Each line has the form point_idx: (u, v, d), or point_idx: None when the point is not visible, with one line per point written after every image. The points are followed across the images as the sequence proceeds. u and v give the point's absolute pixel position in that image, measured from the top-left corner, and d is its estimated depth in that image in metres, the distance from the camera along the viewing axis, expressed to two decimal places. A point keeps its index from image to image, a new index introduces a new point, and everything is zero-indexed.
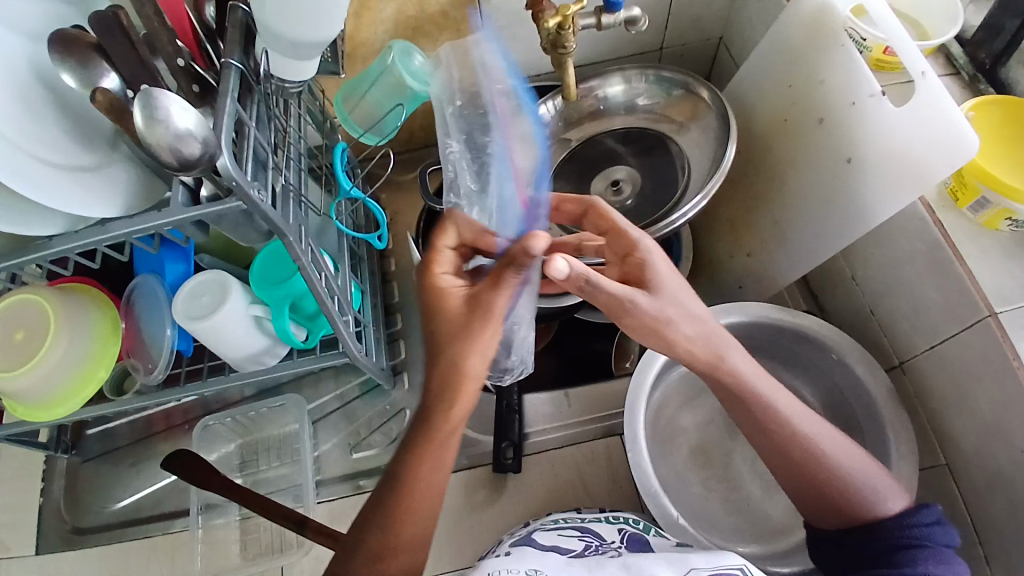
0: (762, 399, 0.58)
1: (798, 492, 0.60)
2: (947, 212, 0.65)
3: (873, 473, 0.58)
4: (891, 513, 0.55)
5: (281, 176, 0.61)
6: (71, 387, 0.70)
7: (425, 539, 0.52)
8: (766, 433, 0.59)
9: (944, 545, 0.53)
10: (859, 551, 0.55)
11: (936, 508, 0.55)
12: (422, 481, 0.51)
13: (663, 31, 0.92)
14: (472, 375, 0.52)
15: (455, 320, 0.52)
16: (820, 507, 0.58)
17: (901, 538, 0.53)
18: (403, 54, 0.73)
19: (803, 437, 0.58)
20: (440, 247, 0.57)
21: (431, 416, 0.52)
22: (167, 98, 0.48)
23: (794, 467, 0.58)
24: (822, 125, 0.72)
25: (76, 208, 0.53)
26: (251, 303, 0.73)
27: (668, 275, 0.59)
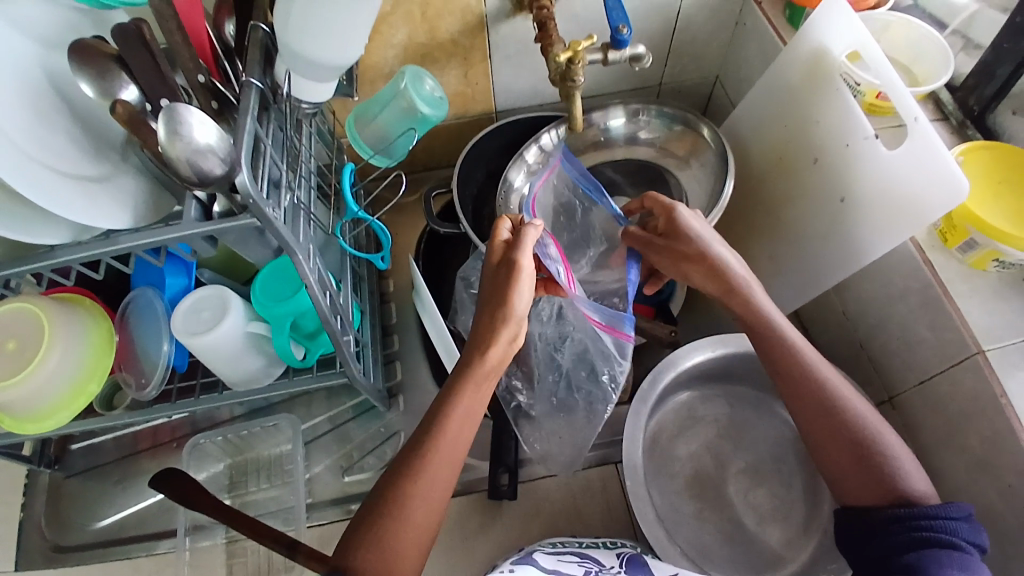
0: (778, 332, 0.65)
1: (818, 442, 0.62)
2: (937, 251, 0.68)
3: (893, 458, 0.59)
4: (916, 506, 0.55)
5: (292, 194, 0.62)
6: (65, 400, 0.69)
7: (441, 493, 0.55)
8: (780, 370, 0.65)
9: (970, 543, 0.52)
10: (882, 546, 0.54)
11: (965, 505, 0.54)
12: (457, 422, 0.56)
13: (663, 67, 0.95)
14: (511, 322, 0.57)
15: (495, 273, 0.59)
16: (843, 464, 0.60)
17: (928, 534, 0.52)
18: (414, 78, 0.74)
19: (824, 394, 0.62)
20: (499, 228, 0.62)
21: (471, 357, 0.57)
22: (189, 113, 0.48)
23: (809, 409, 0.63)
24: (817, 164, 0.75)
25: (89, 219, 0.52)
26: (251, 320, 0.73)
27: (696, 219, 0.68)
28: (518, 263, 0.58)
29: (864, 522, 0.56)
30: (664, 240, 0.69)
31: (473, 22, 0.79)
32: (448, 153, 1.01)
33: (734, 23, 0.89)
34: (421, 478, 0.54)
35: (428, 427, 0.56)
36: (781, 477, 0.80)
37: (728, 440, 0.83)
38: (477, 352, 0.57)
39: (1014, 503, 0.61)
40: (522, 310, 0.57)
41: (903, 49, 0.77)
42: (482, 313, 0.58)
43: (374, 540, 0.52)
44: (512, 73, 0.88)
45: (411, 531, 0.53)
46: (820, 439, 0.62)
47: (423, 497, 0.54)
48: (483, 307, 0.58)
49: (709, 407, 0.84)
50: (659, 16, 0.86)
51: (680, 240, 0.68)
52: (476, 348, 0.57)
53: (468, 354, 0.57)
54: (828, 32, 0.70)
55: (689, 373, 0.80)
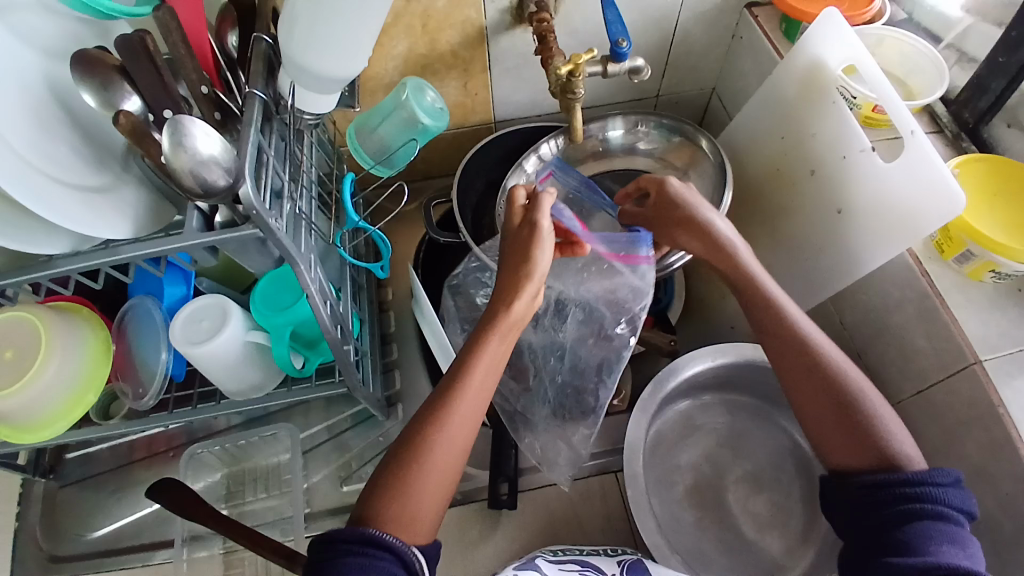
0: (772, 300, 0.65)
1: (806, 408, 0.62)
2: (933, 262, 0.69)
3: (886, 428, 0.58)
4: (906, 471, 0.54)
5: (294, 204, 0.62)
6: (62, 409, 0.69)
7: (459, 446, 0.57)
8: (771, 335, 0.64)
9: (959, 509, 0.53)
10: (872, 512, 0.54)
11: (953, 474, 0.54)
12: (479, 374, 0.58)
13: (661, 79, 0.96)
14: (533, 279, 0.59)
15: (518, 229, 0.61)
16: (836, 431, 0.59)
17: (920, 505, 0.52)
18: (415, 90, 0.74)
19: (815, 356, 0.62)
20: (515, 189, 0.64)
21: (496, 309, 0.59)
22: (193, 124, 0.48)
23: (797, 373, 0.62)
24: (813, 176, 0.76)
25: (89, 229, 0.52)
26: (250, 329, 0.72)
27: (689, 192, 0.69)
28: (540, 223, 0.60)
29: (849, 483, 0.56)
30: (658, 209, 0.71)
31: (474, 33, 0.80)
32: (447, 163, 1.02)
33: (730, 36, 0.90)
34: (439, 428, 0.56)
35: (450, 383, 0.57)
36: (778, 486, 0.80)
37: (727, 449, 0.83)
38: (502, 305, 0.58)
39: (1011, 511, 0.61)
40: (544, 266, 0.59)
41: (897, 62, 0.78)
42: (505, 271, 0.60)
43: (397, 490, 0.54)
44: (512, 84, 0.89)
45: (433, 478, 0.55)
46: (810, 406, 0.61)
47: (444, 446, 0.56)
48: (505, 267, 0.60)
49: (708, 416, 0.85)
50: (657, 29, 0.86)
51: (672, 203, 0.69)
52: (499, 303, 0.59)
53: (492, 309, 0.59)
54: (825, 46, 0.71)
55: (688, 382, 0.80)
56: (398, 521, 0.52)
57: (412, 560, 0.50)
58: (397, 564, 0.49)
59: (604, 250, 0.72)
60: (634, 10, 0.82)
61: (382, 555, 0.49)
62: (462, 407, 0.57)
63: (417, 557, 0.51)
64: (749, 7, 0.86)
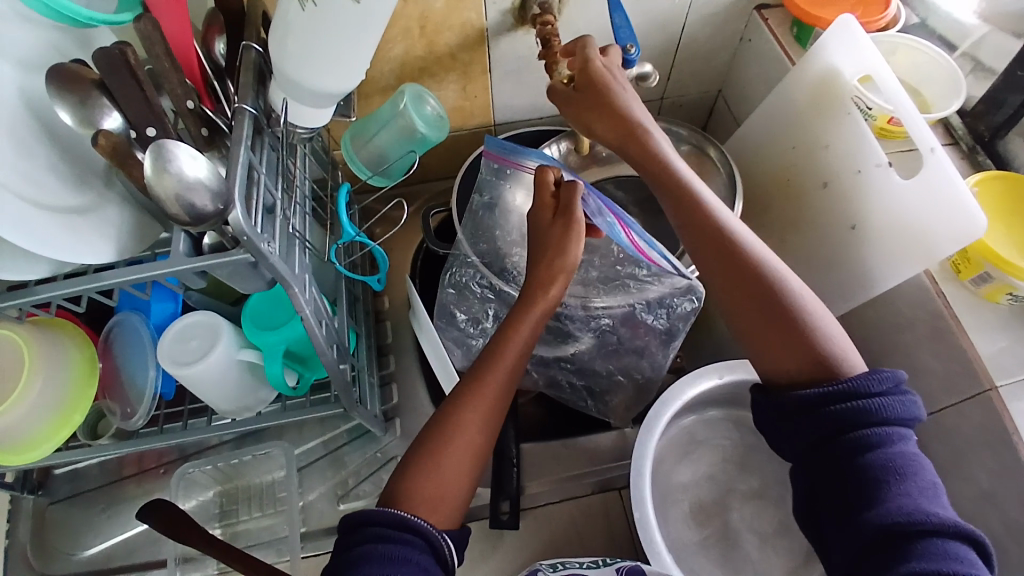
0: (692, 196, 0.60)
1: (736, 316, 0.58)
2: (948, 283, 0.67)
3: (820, 329, 0.56)
4: (840, 381, 0.51)
5: (287, 221, 0.59)
6: (47, 430, 0.66)
7: (490, 425, 0.58)
8: (693, 229, 0.60)
9: (901, 417, 0.50)
10: (815, 440, 0.51)
11: (897, 377, 0.52)
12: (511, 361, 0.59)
13: (665, 82, 0.93)
14: (566, 270, 0.59)
15: (549, 222, 0.61)
16: (768, 335, 0.56)
17: (864, 428, 0.49)
18: (415, 99, 0.73)
19: (737, 254, 0.58)
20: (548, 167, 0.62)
21: (531, 294, 0.60)
22: (177, 147, 0.45)
23: (716, 262, 0.59)
24: (826, 189, 0.74)
25: (70, 255, 0.49)
26: (242, 347, 0.70)
27: (614, 74, 0.63)
28: (575, 215, 0.59)
29: (786, 400, 0.53)
30: (581, 93, 0.63)
31: (474, 35, 0.76)
32: (444, 167, 0.99)
33: (738, 38, 0.87)
34: (472, 407, 0.57)
35: (480, 367, 0.59)
36: (784, 504, 0.79)
37: (730, 466, 0.82)
38: (539, 291, 0.60)
39: (1022, 542, 0.59)
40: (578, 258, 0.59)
41: (907, 73, 0.76)
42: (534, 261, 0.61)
43: (432, 468, 0.55)
44: (512, 88, 0.86)
45: (461, 454, 0.56)
46: (749, 320, 0.57)
47: (476, 425, 0.57)
48: (535, 256, 0.61)
49: (711, 431, 0.83)
50: (663, 32, 0.83)
51: (592, 93, 0.62)
52: (534, 290, 0.60)
53: (527, 298, 0.60)
54: (840, 53, 0.68)
55: (694, 399, 0.78)
56: (429, 503, 0.54)
57: (440, 545, 0.52)
58: (426, 549, 0.51)
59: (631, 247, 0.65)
60: (640, 12, 0.79)
61: (412, 540, 0.50)
62: (491, 390, 0.58)
63: (445, 541, 0.52)
64: (759, 9, 0.83)
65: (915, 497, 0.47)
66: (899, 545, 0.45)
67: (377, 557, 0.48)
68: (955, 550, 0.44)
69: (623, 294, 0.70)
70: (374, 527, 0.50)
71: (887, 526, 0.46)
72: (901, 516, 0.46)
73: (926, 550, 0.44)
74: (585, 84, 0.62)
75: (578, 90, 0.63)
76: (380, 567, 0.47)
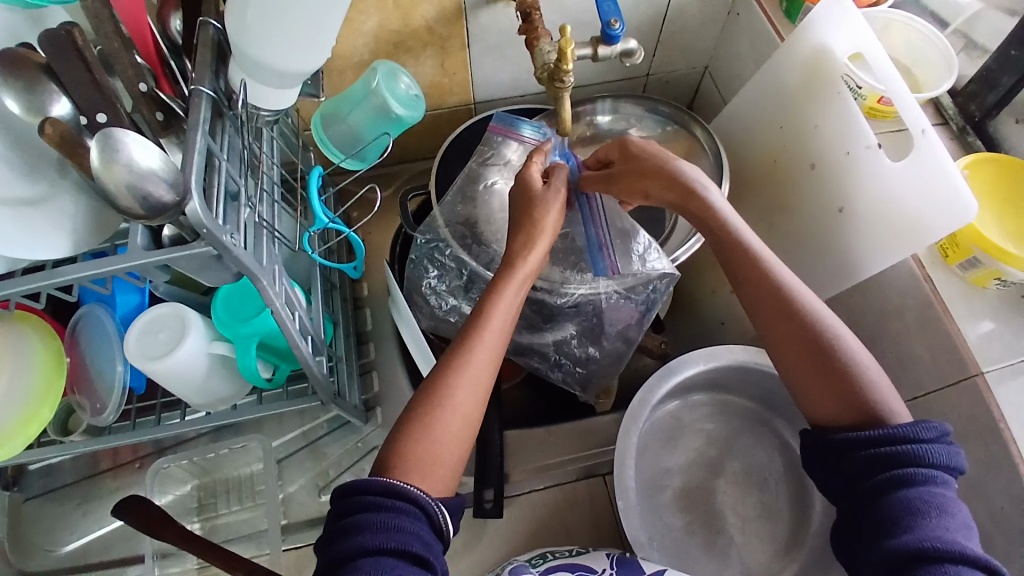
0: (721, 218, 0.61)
1: (771, 335, 0.59)
2: (937, 268, 0.66)
3: (864, 372, 0.55)
4: (887, 427, 0.51)
5: (253, 210, 0.55)
6: (13, 427, 0.63)
7: (480, 388, 0.54)
8: (742, 279, 0.60)
9: (946, 466, 0.50)
10: (852, 477, 0.52)
11: (943, 428, 0.51)
12: (494, 333, 0.56)
13: (651, 57, 0.89)
14: (543, 230, 0.59)
15: (533, 196, 0.61)
16: (817, 381, 0.56)
17: (905, 468, 0.49)
18: (388, 77, 0.70)
19: (793, 304, 0.57)
20: (532, 160, 0.64)
21: (513, 257, 0.58)
22: (126, 135, 0.42)
23: (771, 312, 0.58)
24: (814, 171, 0.72)
25: (21, 250, 0.46)
26: (213, 339, 0.67)
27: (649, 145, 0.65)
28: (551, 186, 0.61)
29: (830, 441, 0.54)
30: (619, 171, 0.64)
31: (452, 10, 0.72)
32: (423, 147, 0.95)
33: (726, 13, 0.84)
34: (466, 371, 0.54)
35: (466, 333, 0.55)
36: (768, 488, 0.79)
37: (716, 450, 0.82)
38: (516, 254, 0.58)
39: (1005, 526, 0.60)
40: (551, 220, 0.60)
41: (899, 51, 0.74)
42: (512, 230, 0.60)
43: (425, 434, 0.51)
44: (493, 63, 0.82)
45: (457, 421, 0.53)
46: (780, 338, 0.58)
47: (468, 389, 0.54)
48: (516, 227, 0.60)
49: (697, 416, 0.83)
50: (649, 7, 0.80)
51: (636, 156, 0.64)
52: (514, 255, 0.58)
53: (508, 261, 0.58)
54: (830, 30, 0.66)
55: (680, 384, 0.78)
56: (423, 469, 0.50)
57: (435, 513, 0.49)
58: (422, 518, 0.48)
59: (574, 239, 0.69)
60: None
61: (407, 509, 0.47)
62: (488, 360, 0.55)
63: (440, 509, 0.49)
64: None
65: (952, 532, 0.47)
66: (925, 569, 0.45)
67: (372, 526, 0.45)
68: None
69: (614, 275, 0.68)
70: (364, 496, 0.47)
71: (915, 554, 0.46)
72: (926, 544, 0.46)
73: None
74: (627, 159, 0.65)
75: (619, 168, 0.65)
76: (375, 537, 0.45)
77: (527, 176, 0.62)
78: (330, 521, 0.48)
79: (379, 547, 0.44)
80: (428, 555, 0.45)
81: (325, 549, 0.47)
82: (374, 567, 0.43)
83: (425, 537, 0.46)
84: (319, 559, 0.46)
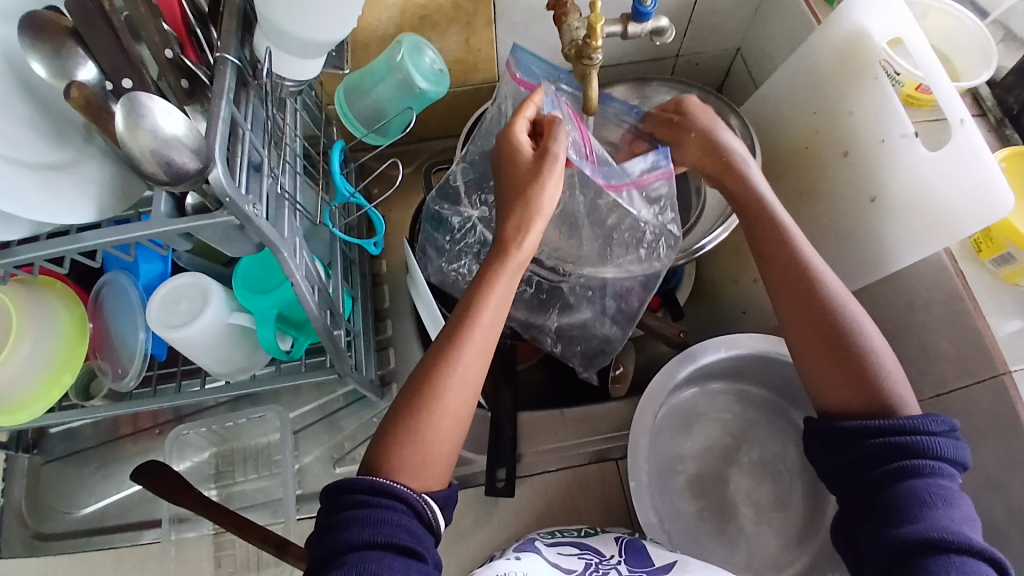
0: (762, 208, 0.61)
1: (792, 327, 0.58)
2: (968, 262, 0.65)
3: (879, 372, 0.54)
4: (899, 417, 0.51)
5: (275, 181, 0.55)
6: (36, 390, 0.64)
7: (472, 386, 0.54)
8: (770, 261, 0.60)
9: (952, 460, 0.50)
10: (856, 466, 0.51)
11: (951, 422, 0.51)
12: (483, 331, 0.54)
13: (682, 38, 0.87)
14: (541, 215, 0.55)
15: (525, 172, 0.55)
16: (834, 369, 0.55)
17: (913, 459, 0.49)
18: (412, 50, 0.69)
19: (819, 292, 0.57)
20: (519, 116, 0.57)
21: (506, 244, 0.55)
22: (150, 100, 0.41)
23: (793, 297, 0.58)
24: (846, 158, 0.70)
25: (45, 214, 0.46)
26: (233, 309, 0.67)
27: (708, 111, 0.66)
28: (552, 151, 0.55)
29: (835, 429, 0.53)
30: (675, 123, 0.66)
31: None
32: (446, 125, 0.94)
33: None
34: (455, 370, 0.52)
35: (453, 335, 0.53)
36: (782, 479, 0.78)
37: (731, 439, 0.81)
38: (512, 242, 0.55)
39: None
40: (549, 201, 0.55)
41: (936, 39, 0.71)
42: (506, 207, 0.55)
43: (416, 428, 0.51)
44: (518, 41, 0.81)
45: (446, 423, 0.52)
46: (801, 329, 0.57)
47: (456, 389, 0.52)
48: (507, 206, 0.55)
49: (712, 405, 0.82)
50: None
51: (689, 118, 0.65)
52: (508, 241, 0.55)
53: (502, 248, 0.55)
54: (869, 13, 0.64)
55: (699, 371, 0.77)
56: (412, 468, 0.50)
57: (424, 510, 0.49)
58: (410, 513, 0.48)
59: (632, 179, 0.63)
60: None
61: (394, 506, 0.47)
62: (476, 353, 0.53)
63: (428, 504, 0.49)
64: None
65: (956, 522, 0.46)
66: (932, 560, 0.44)
67: (361, 523, 0.45)
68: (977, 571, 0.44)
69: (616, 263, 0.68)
70: (352, 495, 0.47)
71: (919, 543, 0.45)
72: (930, 535, 0.45)
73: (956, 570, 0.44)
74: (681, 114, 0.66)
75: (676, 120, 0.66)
76: (362, 533, 0.45)
77: (516, 141, 0.56)
78: (321, 517, 0.48)
79: (367, 543, 0.44)
80: (417, 546, 0.46)
81: (316, 545, 0.47)
82: (364, 562, 0.43)
83: (413, 530, 0.46)
84: (311, 556, 0.46)
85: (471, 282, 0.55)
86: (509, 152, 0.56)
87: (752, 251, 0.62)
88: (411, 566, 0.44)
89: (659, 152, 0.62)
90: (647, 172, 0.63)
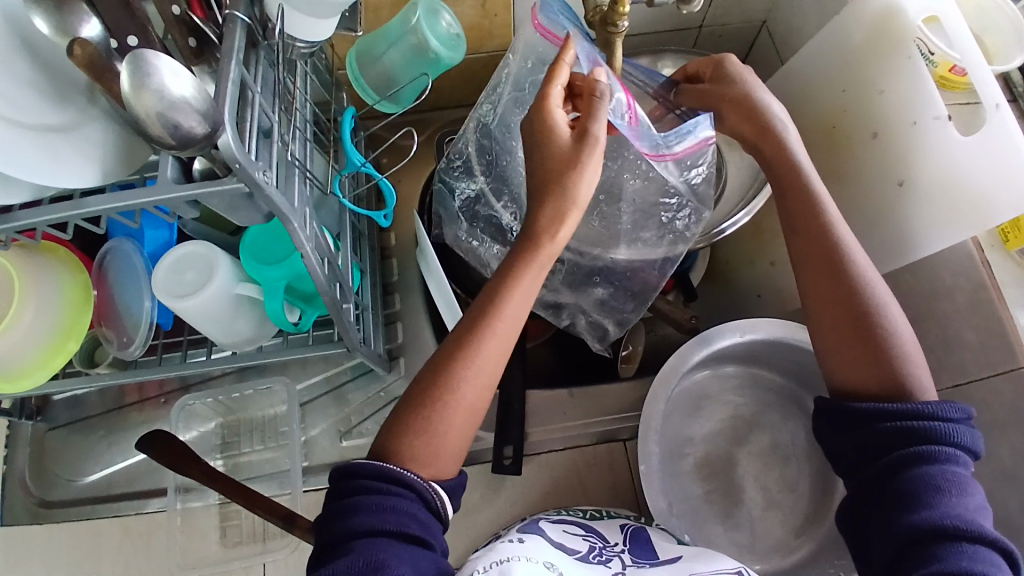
0: (795, 183, 0.58)
1: (819, 312, 0.56)
2: (995, 252, 0.64)
3: (903, 357, 0.53)
4: (916, 403, 0.50)
5: (285, 148, 0.53)
6: (40, 358, 0.63)
7: (490, 377, 0.52)
8: (800, 231, 0.57)
9: (967, 448, 0.49)
10: (868, 450, 0.50)
11: (967, 409, 0.50)
12: (505, 321, 0.52)
13: (707, 9, 0.83)
14: (578, 205, 0.51)
15: (563, 156, 0.50)
16: (853, 349, 0.54)
17: (929, 444, 0.48)
18: (428, 14, 0.66)
19: (846, 274, 0.55)
20: (554, 86, 0.52)
21: (539, 233, 0.51)
22: (157, 57, 0.39)
23: (819, 271, 0.56)
24: (875, 139, 0.68)
25: (46, 176, 0.44)
26: (241, 280, 0.66)
27: (745, 72, 0.61)
28: (592, 131, 0.50)
29: (847, 410, 0.52)
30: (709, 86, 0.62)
31: None
32: (459, 93, 0.92)
33: None
34: (471, 362, 0.51)
35: (476, 324, 0.51)
36: (791, 464, 0.77)
37: (742, 423, 0.80)
38: (545, 233, 0.51)
39: None
40: (587, 191, 0.51)
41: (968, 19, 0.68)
42: (539, 195, 0.51)
43: (429, 410, 0.50)
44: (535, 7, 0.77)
45: (458, 414, 0.51)
46: (823, 309, 0.56)
47: (470, 379, 0.51)
48: (543, 193, 0.51)
49: (722, 388, 0.81)
50: None
51: (722, 83, 0.61)
52: (540, 231, 0.51)
53: (534, 238, 0.52)
54: None
55: (713, 354, 0.76)
56: (422, 454, 0.49)
57: (432, 497, 0.48)
58: (416, 499, 0.47)
59: (676, 149, 0.57)
60: None
61: (402, 494, 0.46)
62: (496, 343, 0.52)
63: (436, 494, 0.49)
64: None
65: (970, 511, 0.45)
66: (942, 547, 0.44)
67: (367, 508, 0.45)
68: (991, 559, 0.43)
69: (633, 242, 0.66)
70: (361, 480, 0.47)
71: (930, 530, 0.45)
72: (944, 523, 0.44)
73: (968, 558, 0.43)
74: (712, 77, 0.62)
75: (710, 84, 0.62)
76: (369, 520, 0.44)
77: (552, 121, 0.51)
78: (326, 504, 0.48)
79: (372, 530, 0.44)
80: (426, 536, 0.45)
81: (323, 528, 0.46)
82: (371, 548, 0.43)
83: (421, 517, 0.46)
84: (315, 541, 0.46)
85: (497, 269, 0.53)
86: (542, 131, 0.51)
87: (781, 226, 0.59)
88: (417, 553, 0.44)
89: (707, 117, 0.56)
90: (695, 140, 0.57)
